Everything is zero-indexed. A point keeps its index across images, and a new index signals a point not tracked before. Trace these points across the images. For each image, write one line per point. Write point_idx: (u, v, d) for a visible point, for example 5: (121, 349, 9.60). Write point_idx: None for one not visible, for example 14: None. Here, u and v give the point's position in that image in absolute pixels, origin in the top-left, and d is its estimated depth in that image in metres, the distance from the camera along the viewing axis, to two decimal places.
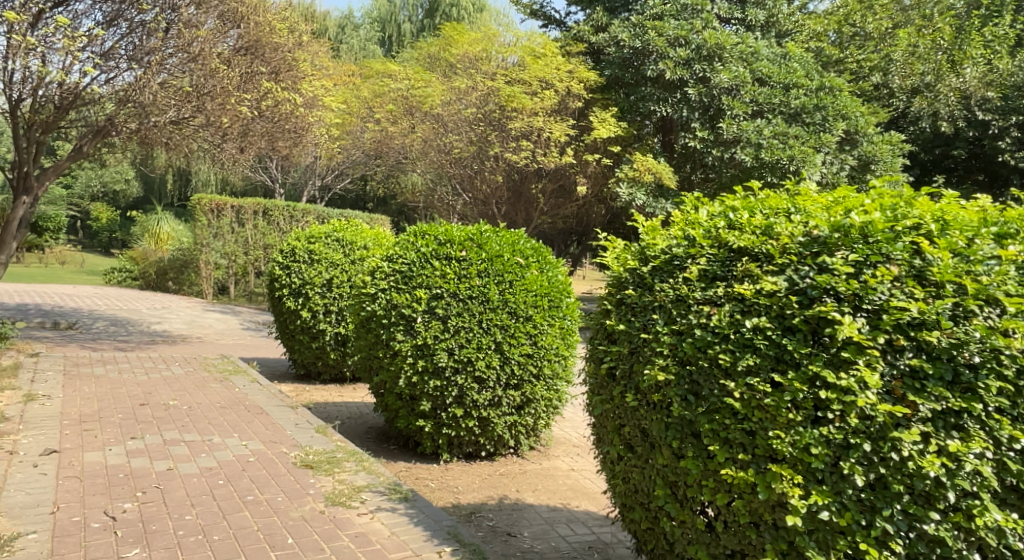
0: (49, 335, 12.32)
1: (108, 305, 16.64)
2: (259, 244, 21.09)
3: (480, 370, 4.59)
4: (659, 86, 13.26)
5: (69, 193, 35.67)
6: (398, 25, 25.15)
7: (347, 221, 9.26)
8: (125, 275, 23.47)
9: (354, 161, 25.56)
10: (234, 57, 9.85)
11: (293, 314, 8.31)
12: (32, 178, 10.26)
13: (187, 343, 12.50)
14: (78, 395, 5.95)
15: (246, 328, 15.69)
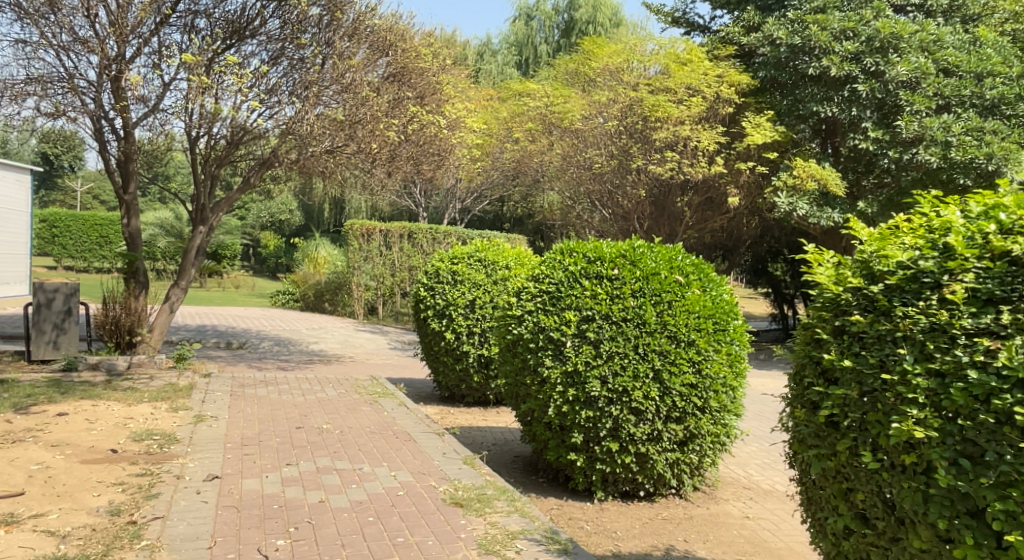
0: (220, 355, 13.15)
1: (273, 325, 17.64)
2: (404, 266, 21.76)
3: (637, 401, 4.23)
4: (823, 84, 12.34)
5: (241, 224, 38.79)
6: (534, 48, 24.97)
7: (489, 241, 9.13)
8: (287, 298, 24.97)
9: (495, 183, 25.89)
10: (383, 87, 10.20)
11: (437, 335, 8.26)
12: (208, 210, 10.97)
13: (341, 363, 12.93)
14: (240, 417, 6.10)
15: (394, 348, 16.09)
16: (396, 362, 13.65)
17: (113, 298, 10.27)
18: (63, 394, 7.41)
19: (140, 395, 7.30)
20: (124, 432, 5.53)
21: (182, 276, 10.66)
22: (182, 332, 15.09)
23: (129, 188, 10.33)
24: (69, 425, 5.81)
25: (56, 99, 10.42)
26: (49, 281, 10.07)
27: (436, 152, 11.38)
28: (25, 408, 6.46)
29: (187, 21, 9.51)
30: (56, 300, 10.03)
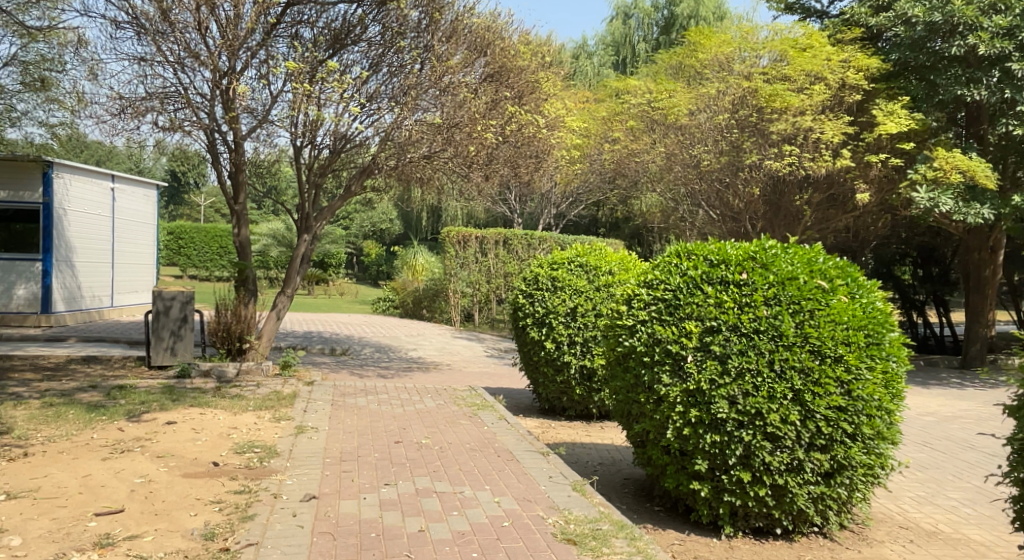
0: (324, 361, 13.26)
1: (374, 332, 17.79)
2: (500, 272, 21.58)
3: (774, 426, 3.74)
4: (969, 64, 11.39)
5: (346, 233, 39.91)
6: (632, 46, 24.36)
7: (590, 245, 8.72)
8: (388, 304, 25.34)
9: (593, 186, 25.39)
10: (481, 87, 9.94)
11: (536, 344, 7.88)
12: (312, 217, 11.04)
13: (439, 371, 12.80)
14: (338, 428, 5.89)
15: (491, 355, 15.87)
16: (493, 371, 13.42)
17: (224, 306, 10.46)
18: (174, 399, 7.43)
19: (246, 403, 7.25)
20: (227, 442, 5.39)
21: (287, 285, 10.73)
22: (290, 338, 15.37)
23: (240, 198, 10.51)
24: (175, 433, 5.72)
25: (174, 115, 10.79)
26: (167, 289, 10.36)
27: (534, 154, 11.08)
28: (137, 415, 6.48)
29: (291, 31, 9.62)
30: (174, 308, 10.27)
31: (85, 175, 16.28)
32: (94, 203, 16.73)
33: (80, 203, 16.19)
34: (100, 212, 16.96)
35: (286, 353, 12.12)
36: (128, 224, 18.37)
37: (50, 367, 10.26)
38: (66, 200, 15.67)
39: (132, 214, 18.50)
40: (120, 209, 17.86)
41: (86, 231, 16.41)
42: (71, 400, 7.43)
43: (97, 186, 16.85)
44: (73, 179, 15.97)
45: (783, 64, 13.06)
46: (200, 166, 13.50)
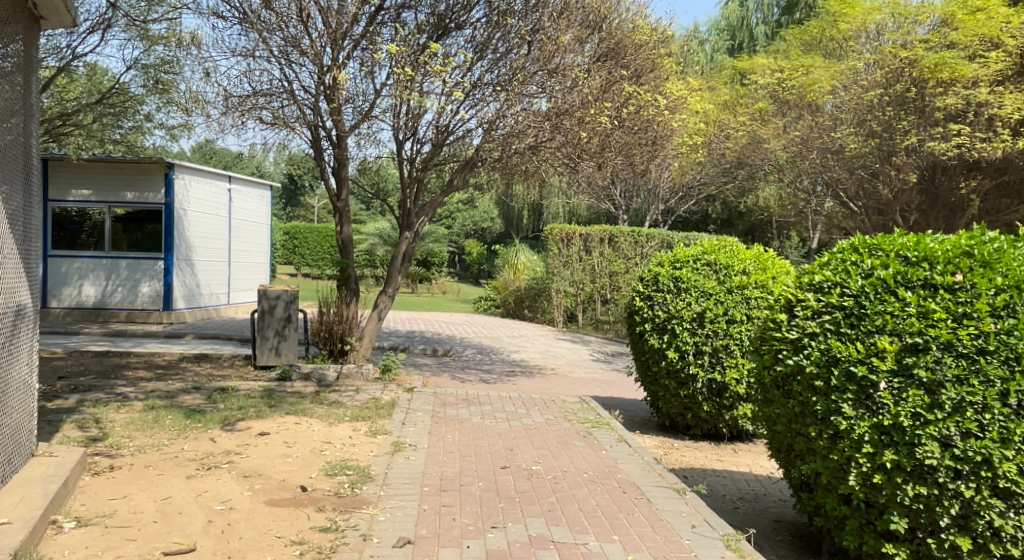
0: (426, 363, 12.79)
1: (477, 332, 17.34)
2: (605, 272, 20.73)
3: (1005, 481, 3.16)
4: None
5: (449, 231, 40.00)
6: (750, 29, 22.96)
7: (718, 239, 7.80)
8: (490, 303, 24.94)
9: (705, 178, 24.09)
10: (594, 66, 9.18)
11: (656, 354, 7.10)
12: (413, 214, 10.55)
13: (543, 376, 12.11)
14: (438, 447, 5.29)
15: (596, 359, 15.03)
16: (601, 378, 12.62)
17: (327, 304, 10.17)
18: (272, 403, 7.00)
19: (343, 411, 6.72)
20: (318, 461, 4.82)
21: (388, 284, 10.30)
22: (393, 338, 15.03)
23: (343, 194, 10.12)
24: (266, 445, 5.21)
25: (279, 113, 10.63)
26: (271, 287, 9.98)
27: (649, 141, 10.30)
28: (231, 421, 6.04)
29: (394, 18, 9.16)
30: (278, 307, 9.90)
31: (203, 177, 16.57)
32: (212, 204, 17.02)
33: (198, 204, 16.47)
34: (217, 213, 17.25)
35: (388, 355, 11.69)
36: (243, 224, 18.67)
37: (159, 364, 10.16)
38: (185, 200, 15.95)
39: (247, 214, 18.79)
40: (236, 209, 18.16)
41: (203, 232, 16.69)
42: (171, 402, 7.12)
43: (214, 187, 17.15)
44: (192, 180, 16.26)
45: (949, 29, 13.31)
46: (313, 168, 13.46)
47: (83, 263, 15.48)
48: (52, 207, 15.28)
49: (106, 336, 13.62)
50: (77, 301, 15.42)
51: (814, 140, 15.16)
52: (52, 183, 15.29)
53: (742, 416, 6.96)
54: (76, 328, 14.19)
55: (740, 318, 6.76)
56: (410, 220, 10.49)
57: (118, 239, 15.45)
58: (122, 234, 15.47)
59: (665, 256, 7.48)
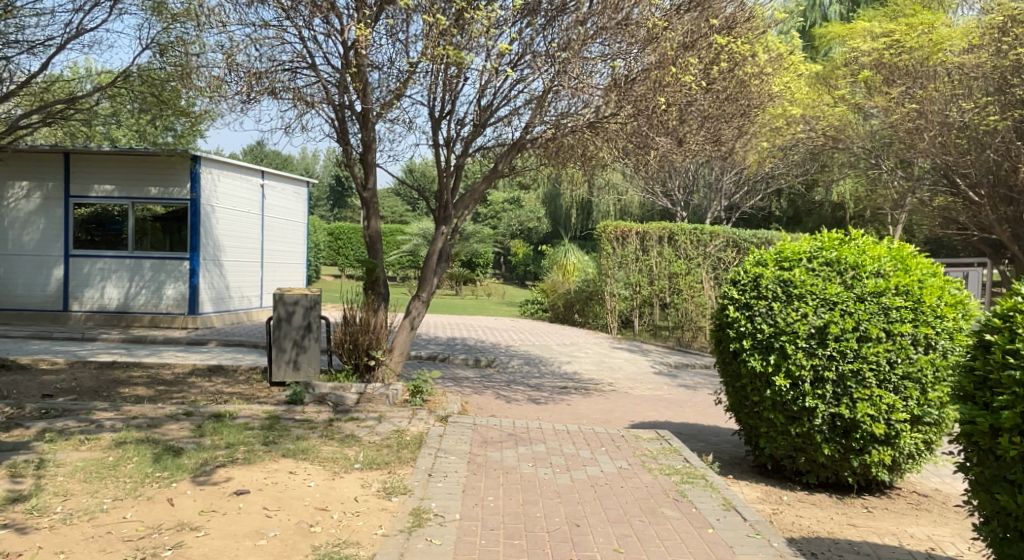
0: (466, 377, 11.26)
1: (524, 339, 15.87)
2: (664, 273, 19.09)
3: None
4: None
5: (495, 232, 38.63)
6: (823, 10, 21.57)
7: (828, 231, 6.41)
8: (537, 307, 23.38)
9: (782, 164, 22.57)
10: (674, 18, 7.71)
11: (759, 379, 5.73)
12: (451, 207, 9.00)
13: (600, 394, 10.49)
14: (478, 517, 3.83)
15: (658, 373, 13.35)
16: (665, 396, 10.95)
17: (352, 310, 8.73)
18: (270, 436, 5.54)
19: (356, 450, 5.23)
20: (301, 548, 3.38)
21: (423, 288, 8.84)
22: (431, 346, 13.57)
23: (371, 182, 8.64)
24: (238, 513, 3.75)
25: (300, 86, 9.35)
26: (289, 291, 8.62)
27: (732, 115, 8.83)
28: (207, 466, 4.58)
29: None
30: (297, 314, 8.54)
31: (234, 171, 15.31)
32: (243, 200, 15.77)
33: (229, 200, 15.19)
34: (249, 210, 16.01)
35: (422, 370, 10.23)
36: (278, 222, 17.47)
37: (162, 376, 8.80)
38: (215, 196, 14.67)
39: (282, 211, 17.63)
40: (269, 205, 16.97)
41: (234, 229, 15.41)
42: (150, 430, 5.70)
43: (246, 182, 15.93)
44: (224, 175, 14.97)
45: None
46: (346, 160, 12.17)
47: (106, 263, 14.08)
48: (72, 203, 14.06)
49: (123, 341, 12.43)
50: (99, 305, 14.01)
51: (933, 113, 13.51)
52: (72, 176, 14.00)
53: (872, 464, 5.46)
54: (92, 332, 13.02)
55: (877, 332, 5.32)
56: (447, 214, 8.97)
57: (136, 234, 14.13)
58: (159, 234, 14.17)
59: (769, 254, 6.13)
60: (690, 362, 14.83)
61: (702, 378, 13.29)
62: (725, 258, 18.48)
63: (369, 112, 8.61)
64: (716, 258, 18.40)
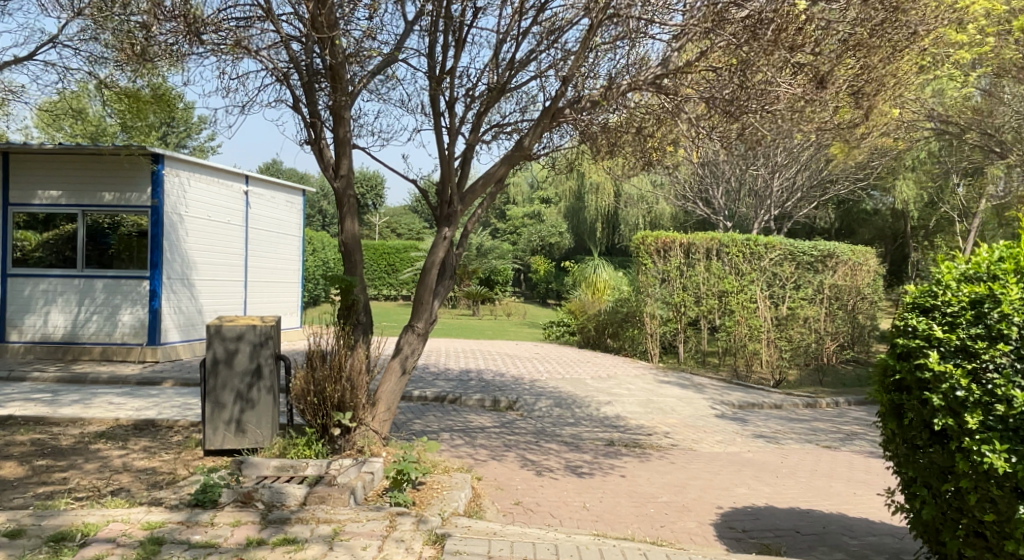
0: (481, 428, 8.67)
1: (551, 371, 13.35)
2: (713, 291, 16.77)
3: None
4: None
5: (513, 247, 36.26)
6: None
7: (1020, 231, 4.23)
8: (563, 330, 20.79)
9: (841, 167, 20.11)
10: None
11: (998, 485, 3.43)
12: (456, 200, 6.33)
13: (659, 454, 7.85)
14: None
15: (722, 417, 10.76)
16: (743, 454, 8.28)
17: (314, 348, 6.09)
18: None
19: None
20: None
21: (420, 314, 6.28)
22: (439, 383, 11.03)
23: (344, 167, 6.12)
24: None
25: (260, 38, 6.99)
26: (230, 322, 6.10)
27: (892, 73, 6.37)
28: None
29: None
30: (240, 354, 6.04)
31: (211, 174, 12.93)
32: (220, 208, 13.36)
33: (203, 208, 12.78)
34: (227, 220, 13.61)
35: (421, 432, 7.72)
36: (265, 234, 15.08)
37: (55, 443, 6.33)
38: (185, 204, 12.30)
39: (270, 222, 15.26)
40: (254, 215, 14.58)
41: (206, 242, 12.94)
42: None
43: (226, 188, 13.56)
44: (199, 178, 12.60)
45: None
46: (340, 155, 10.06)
47: (51, 284, 11.77)
48: (13, 211, 11.79)
49: (57, 382, 10.03)
50: (43, 334, 11.71)
51: None
52: (14, 180, 11.76)
53: None
54: (25, 369, 10.67)
55: None
56: (450, 212, 6.29)
57: (103, 254, 11.81)
58: (119, 248, 11.79)
59: (994, 270, 3.88)
60: (755, 403, 12.15)
61: (777, 426, 10.60)
62: (782, 273, 16.86)
63: (339, 63, 6.09)
64: (772, 274, 16.79)
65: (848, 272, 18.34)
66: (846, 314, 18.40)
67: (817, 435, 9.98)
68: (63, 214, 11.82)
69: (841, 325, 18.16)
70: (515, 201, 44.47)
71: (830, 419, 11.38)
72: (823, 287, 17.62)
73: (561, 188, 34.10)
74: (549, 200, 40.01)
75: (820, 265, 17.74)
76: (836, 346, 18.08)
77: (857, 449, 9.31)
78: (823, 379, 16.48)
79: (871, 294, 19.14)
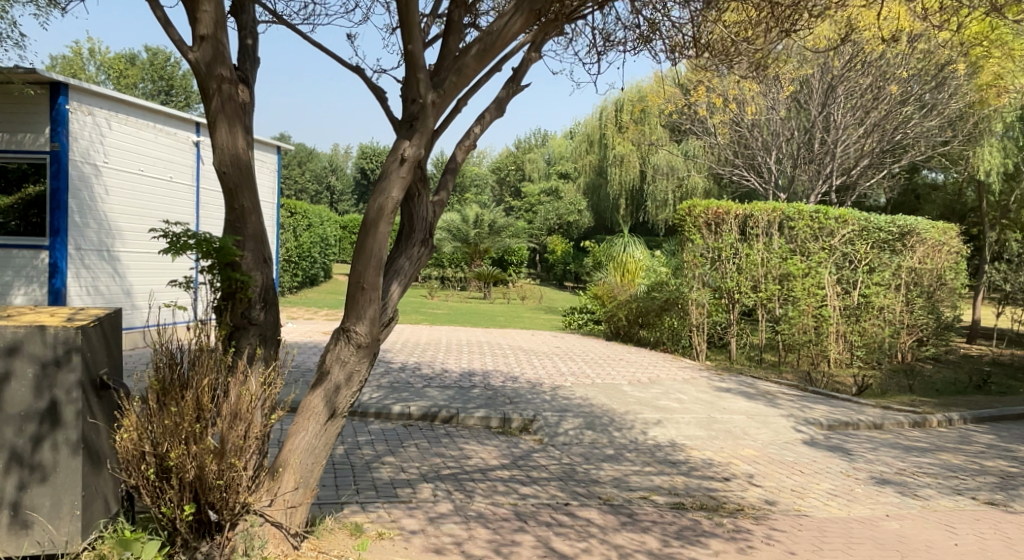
0: (484, 471, 5.83)
1: (578, 372, 10.64)
2: (775, 277, 13.83)
3: None
4: None
5: (528, 226, 33.71)
6: None
7: None
8: (586, 318, 18.01)
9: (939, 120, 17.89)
10: None
11: None
12: (425, 89, 3.38)
13: (763, 529, 4.97)
14: None
15: (817, 450, 8.05)
16: (887, 528, 5.40)
17: (151, 364, 3.05)
18: None
19: None
20: None
21: (355, 315, 3.26)
22: (434, 390, 8.24)
23: (206, 20, 3.28)
24: None
25: None
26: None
27: None
28: None
29: None
30: (14, 382, 3.09)
31: (142, 116, 10.08)
32: (157, 161, 10.50)
33: (131, 158, 9.94)
34: (167, 176, 10.73)
35: (384, 489, 4.87)
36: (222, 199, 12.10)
37: None
38: (105, 151, 9.45)
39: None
40: (207, 172, 11.69)
41: (135, 203, 10.10)
42: None
43: (166, 136, 10.70)
44: (124, 121, 9.75)
45: None
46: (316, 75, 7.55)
47: None
48: None
49: None
50: None
51: None
52: None
53: None
54: None
55: None
56: (414, 109, 3.37)
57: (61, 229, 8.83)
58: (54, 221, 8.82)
59: None
60: (848, 425, 9.42)
61: (896, 465, 7.84)
62: (852, 253, 14.13)
63: None
64: (842, 255, 14.11)
65: (928, 253, 15.44)
66: (925, 303, 15.50)
67: (962, 483, 7.28)
68: (33, 170, 8.90)
69: (920, 316, 15.33)
70: (531, 178, 41.71)
71: (959, 451, 8.75)
72: (899, 272, 14.78)
73: (580, 161, 31.29)
74: (567, 175, 37.33)
75: (896, 246, 14.91)
76: (912, 339, 15.45)
77: None
78: (913, 384, 13.72)
79: (953, 278, 16.18)
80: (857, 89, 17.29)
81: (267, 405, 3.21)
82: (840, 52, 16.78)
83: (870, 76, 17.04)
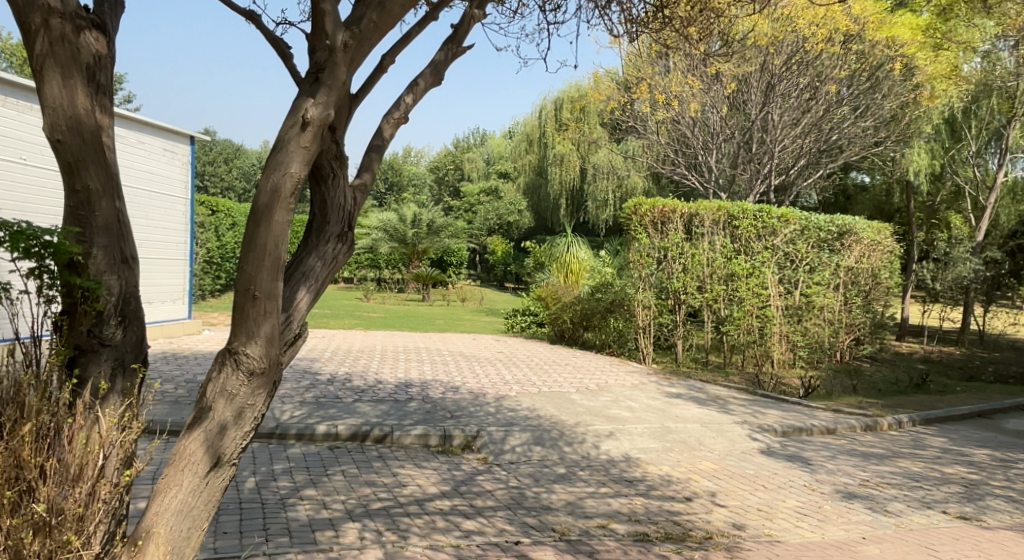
0: (421, 500, 5.10)
1: (522, 379, 9.98)
2: (720, 277, 13.49)
3: None
4: None
5: (466, 226, 33.03)
6: None
7: None
8: (529, 321, 17.44)
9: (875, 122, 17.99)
10: None
11: None
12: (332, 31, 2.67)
13: None
14: None
15: (776, 461, 7.58)
16: (866, 554, 4.90)
17: None
18: None
19: None
20: None
21: (241, 331, 2.51)
22: (365, 404, 7.44)
23: None
24: None
25: None
26: None
27: None
28: None
29: None
30: None
31: (29, 98, 8.99)
32: (46, 149, 9.40)
33: (12, 145, 8.83)
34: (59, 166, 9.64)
35: (297, 531, 4.10)
36: None
37: None
38: None
39: (159, 180, 11.02)
40: None
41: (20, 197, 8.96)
42: None
43: None
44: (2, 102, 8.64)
45: None
46: None
47: None
48: None
49: None
50: None
51: None
52: None
53: None
54: None
55: None
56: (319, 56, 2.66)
57: None
58: None
59: None
60: (803, 431, 9.04)
61: (858, 475, 7.43)
62: (795, 252, 13.92)
63: None
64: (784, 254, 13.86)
65: (865, 252, 15.39)
66: (863, 302, 15.46)
67: (927, 494, 6.90)
68: None
69: (858, 315, 15.23)
70: (470, 178, 40.94)
71: (916, 457, 8.44)
72: (839, 272, 14.68)
73: (519, 161, 30.72)
74: (506, 174, 36.72)
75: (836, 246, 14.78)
76: (850, 339, 15.29)
77: (1008, 525, 6.08)
78: (857, 383, 13.57)
79: (889, 277, 16.17)
80: (795, 88, 17.12)
81: (115, 461, 2.56)
82: (780, 49, 16.65)
83: (807, 76, 16.95)
